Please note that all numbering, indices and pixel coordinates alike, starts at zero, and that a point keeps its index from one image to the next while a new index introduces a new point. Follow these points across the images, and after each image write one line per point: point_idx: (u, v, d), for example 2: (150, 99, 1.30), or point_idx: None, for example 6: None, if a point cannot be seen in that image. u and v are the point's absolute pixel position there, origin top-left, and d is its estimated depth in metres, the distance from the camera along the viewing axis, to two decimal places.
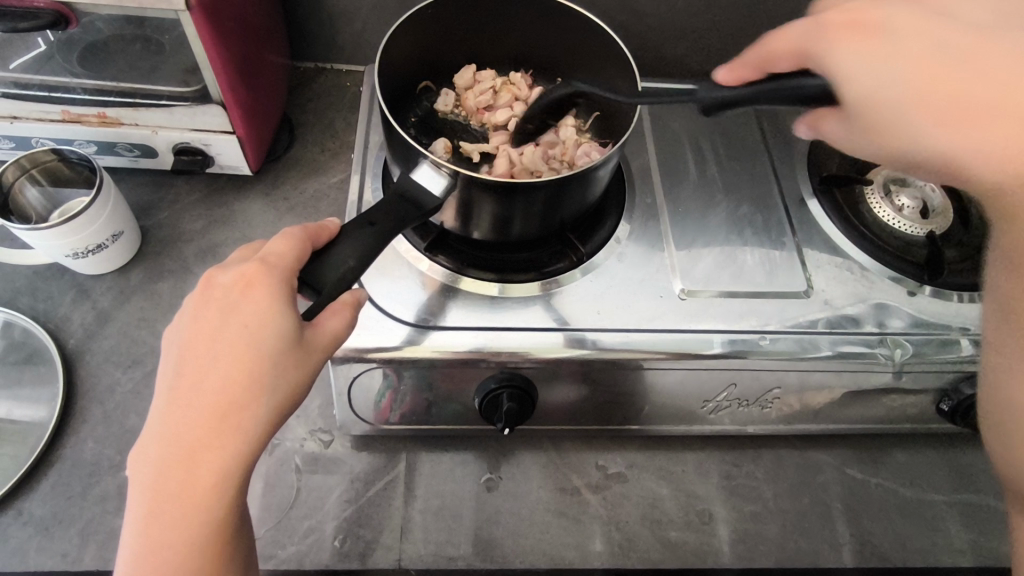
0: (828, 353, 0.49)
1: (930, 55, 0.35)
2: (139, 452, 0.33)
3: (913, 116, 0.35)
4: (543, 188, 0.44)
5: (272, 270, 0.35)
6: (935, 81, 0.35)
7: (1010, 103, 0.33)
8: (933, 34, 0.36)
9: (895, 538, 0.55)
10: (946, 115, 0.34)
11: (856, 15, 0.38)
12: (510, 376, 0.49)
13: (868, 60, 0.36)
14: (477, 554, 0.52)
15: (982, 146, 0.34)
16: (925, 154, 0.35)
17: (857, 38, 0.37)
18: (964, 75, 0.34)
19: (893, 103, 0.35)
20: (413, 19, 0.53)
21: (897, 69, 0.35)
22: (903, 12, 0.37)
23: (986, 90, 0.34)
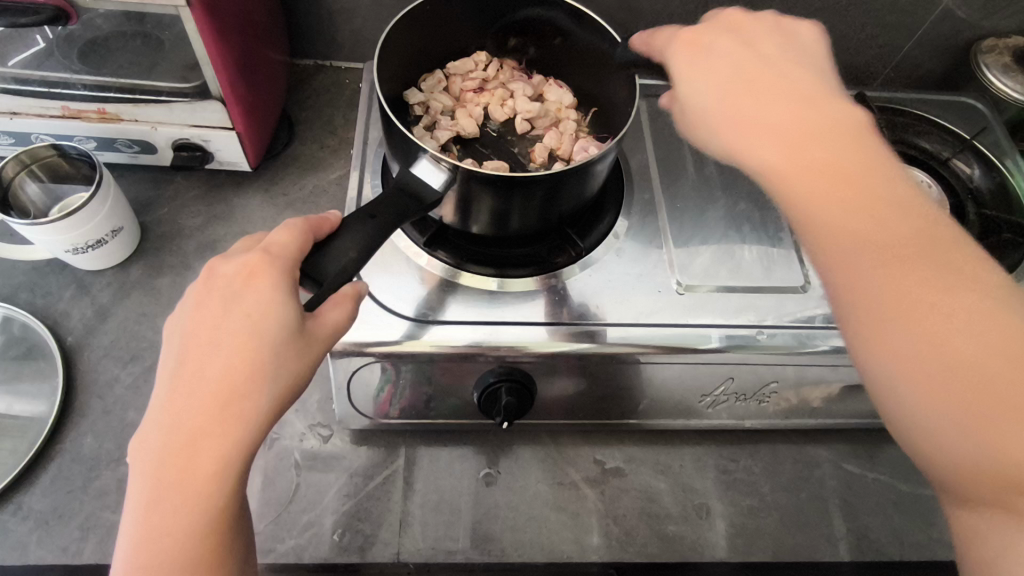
0: (825, 348, 0.50)
1: (739, 78, 0.41)
2: (142, 440, 0.33)
3: (717, 121, 0.41)
4: (542, 182, 0.44)
5: (274, 261, 0.36)
6: (734, 99, 0.40)
7: (785, 123, 0.38)
8: (742, 63, 0.41)
9: (892, 533, 0.55)
10: (744, 120, 0.39)
11: (695, 35, 0.44)
12: (509, 370, 0.49)
13: (685, 74, 0.43)
14: (475, 548, 0.52)
15: (761, 150, 0.38)
16: (719, 150, 0.40)
17: (684, 52, 0.43)
18: (778, 93, 0.40)
19: (708, 117, 0.41)
20: (411, 15, 0.53)
21: (704, 83, 0.42)
22: (731, 41, 0.43)
23: (762, 106, 0.39)
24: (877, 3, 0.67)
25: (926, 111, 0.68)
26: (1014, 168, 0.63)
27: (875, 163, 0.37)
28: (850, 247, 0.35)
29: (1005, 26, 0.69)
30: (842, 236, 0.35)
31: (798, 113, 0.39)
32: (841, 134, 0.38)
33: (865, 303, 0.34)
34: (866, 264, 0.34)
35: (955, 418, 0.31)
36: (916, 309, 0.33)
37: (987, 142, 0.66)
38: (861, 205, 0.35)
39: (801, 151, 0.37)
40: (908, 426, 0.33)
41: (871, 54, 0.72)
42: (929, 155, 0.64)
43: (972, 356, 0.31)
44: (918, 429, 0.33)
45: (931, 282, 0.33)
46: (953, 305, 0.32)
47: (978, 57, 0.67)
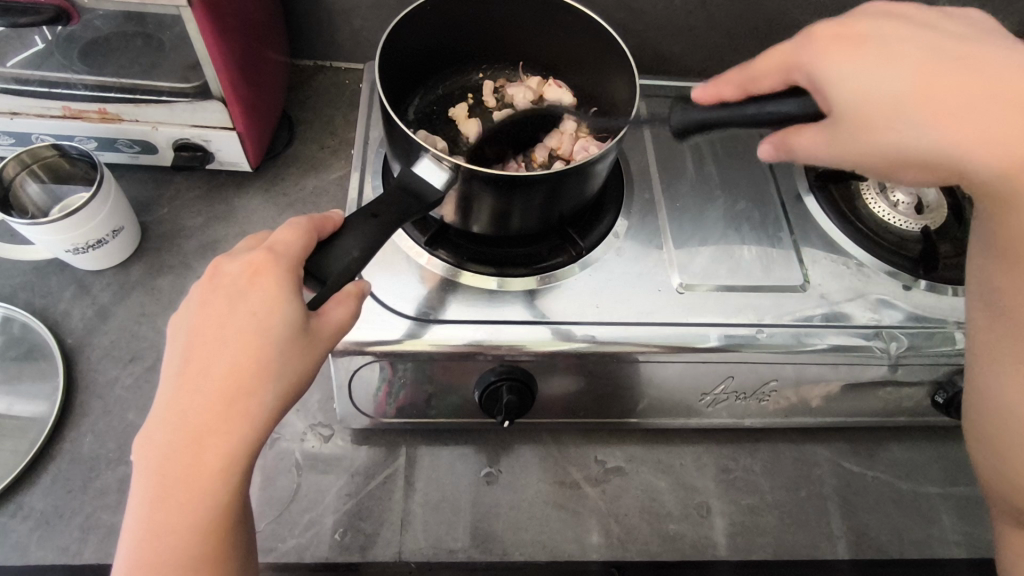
0: (825, 346, 0.50)
1: (925, 65, 0.37)
2: (146, 436, 0.33)
3: (927, 110, 0.36)
4: (543, 182, 0.44)
5: (279, 259, 0.36)
6: (926, 89, 0.37)
7: (1006, 120, 0.36)
8: (915, 49, 0.38)
9: (891, 531, 0.55)
10: (949, 114, 0.36)
11: (842, 28, 0.40)
12: (510, 369, 0.49)
13: (841, 70, 0.38)
14: (477, 547, 0.52)
15: (982, 147, 0.36)
16: (911, 152, 0.37)
17: (831, 48, 0.39)
18: (952, 80, 0.36)
19: (897, 109, 0.37)
20: (411, 17, 0.53)
21: (896, 73, 0.37)
22: (876, 29, 0.40)
23: (971, 112, 0.36)
24: None
25: None
26: None
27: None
28: (1018, 274, 0.37)
29: (1001, 27, 0.70)
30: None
31: (1015, 101, 0.36)
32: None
33: (1010, 329, 0.38)
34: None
35: (1022, 433, 0.38)
36: None
37: None
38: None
39: (1020, 141, 0.35)
40: (975, 423, 0.41)
41: None
42: None
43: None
44: (998, 428, 0.39)
45: None
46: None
47: None
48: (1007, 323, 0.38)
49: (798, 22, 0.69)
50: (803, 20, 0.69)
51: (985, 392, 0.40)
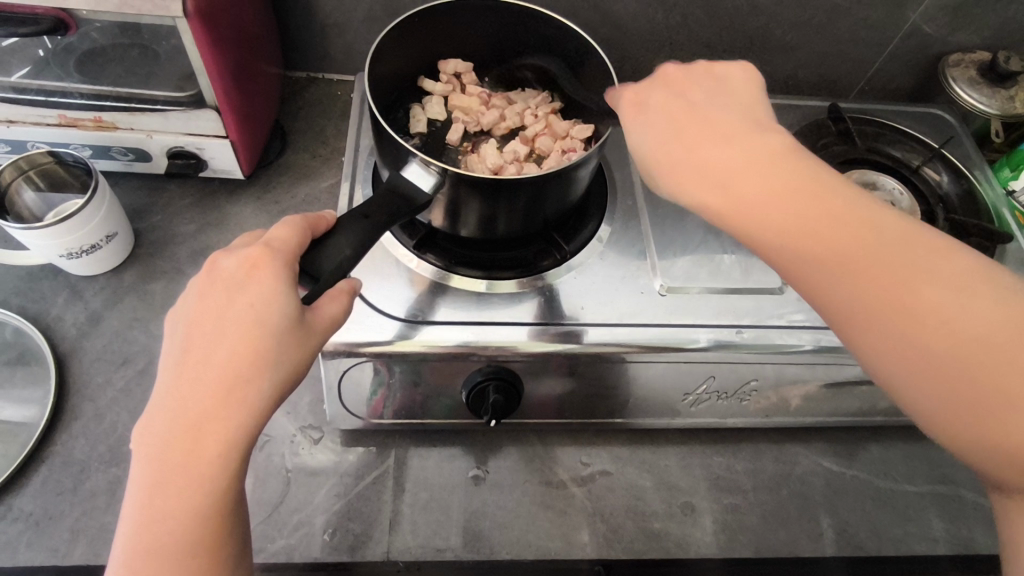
0: (803, 347, 0.52)
1: (673, 127, 0.41)
2: (145, 427, 0.34)
3: (671, 164, 0.40)
4: (528, 186, 0.46)
5: (275, 255, 0.37)
6: (672, 145, 0.40)
7: (726, 161, 0.38)
8: (677, 113, 0.41)
9: (872, 528, 0.56)
10: (693, 168, 0.39)
11: (639, 96, 0.44)
12: (497, 370, 0.50)
13: (631, 129, 0.43)
14: (465, 546, 0.53)
15: (702, 190, 0.38)
16: (672, 197, 0.40)
17: (628, 111, 0.43)
18: (714, 136, 0.39)
19: (662, 159, 0.40)
20: (401, 27, 0.55)
21: (647, 136, 0.41)
22: (662, 92, 0.43)
23: (736, 166, 0.38)
24: (849, 18, 0.70)
25: (899, 122, 0.71)
26: (982, 177, 0.66)
27: (808, 172, 0.37)
28: (859, 297, 0.35)
29: (971, 41, 0.72)
30: (836, 291, 0.35)
31: (735, 155, 0.38)
32: (777, 163, 0.38)
33: (879, 339, 0.34)
34: (878, 311, 0.34)
35: (948, 414, 0.33)
36: (932, 325, 0.33)
37: (955, 153, 0.69)
38: (830, 244, 0.35)
39: (758, 182, 0.37)
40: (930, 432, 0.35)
41: (845, 67, 0.75)
42: (899, 163, 0.66)
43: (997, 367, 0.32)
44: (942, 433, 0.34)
45: (900, 302, 0.34)
46: (947, 289, 0.34)
47: (945, 71, 0.69)
48: (885, 326, 0.34)
49: (777, 37, 0.71)
50: (781, 34, 0.71)
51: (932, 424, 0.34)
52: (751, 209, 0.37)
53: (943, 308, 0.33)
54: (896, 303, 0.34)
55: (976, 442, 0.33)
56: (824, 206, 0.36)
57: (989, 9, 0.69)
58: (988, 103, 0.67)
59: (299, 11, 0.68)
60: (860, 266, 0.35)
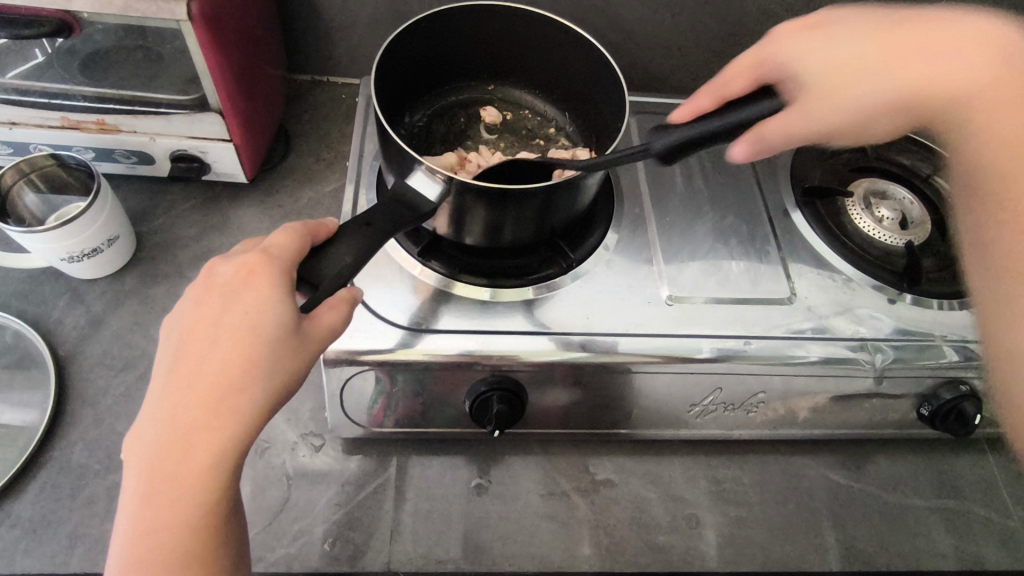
0: (811, 358, 0.51)
1: (875, 28, 0.45)
2: (136, 435, 0.34)
3: (875, 65, 0.44)
4: (534, 195, 0.45)
5: (273, 262, 0.37)
6: (879, 48, 0.44)
7: (927, 60, 0.43)
8: (892, 29, 0.45)
9: (880, 543, 0.56)
10: (889, 57, 0.44)
11: (818, 20, 0.48)
12: (501, 379, 0.49)
13: (815, 43, 0.46)
14: (466, 558, 0.52)
15: (902, 75, 0.44)
16: (877, 100, 0.45)
17: (801, 33, 0.48)
18: (914, 49, 0.44)
19: (866, 65, 0.45)
20: (406, 33, 0.54)
21: (848, 41, 0.46)
22: (863, 19, 0.47)
23: (952, 77, 0.42)
24: None
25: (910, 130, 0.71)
26: None
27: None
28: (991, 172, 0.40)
29: None
30: (986, 171, 0.40)
31: (959, 67, 0.42)
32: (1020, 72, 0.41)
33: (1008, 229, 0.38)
34: (1005, 203, 0.38)
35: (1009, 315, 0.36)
36: None
37: None
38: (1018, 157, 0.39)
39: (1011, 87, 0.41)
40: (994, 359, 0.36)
41: None
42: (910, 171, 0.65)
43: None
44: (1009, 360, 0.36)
45: None
46: None
47: None
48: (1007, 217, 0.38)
49: None
50: None
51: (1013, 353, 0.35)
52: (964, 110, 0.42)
53: None
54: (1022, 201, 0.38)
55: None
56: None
57: None
58: None
59: (305, 14, 0.67)
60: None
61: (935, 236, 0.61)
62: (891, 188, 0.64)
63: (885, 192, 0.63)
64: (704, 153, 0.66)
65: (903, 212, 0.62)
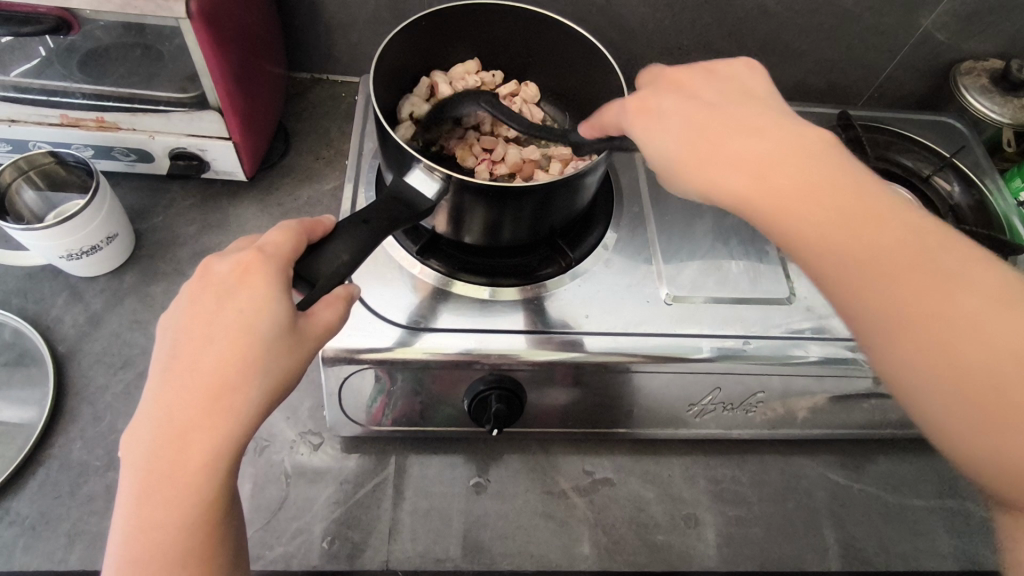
0: (810, 358, 0.51)
1: (689, 123, 0.38)
2: (133, 434, 0.34)
3: (690, 163, 0.37)
4: (533, 194, 0.45)
5: (270, 260, 0.37)
6: (697, 146, 0.37)
7: (735, 154, 0.36)
8: (692, 110, 0.39)
9: (878, 543, 0.56)
10: (711, 155, 0.37)
11: (645, 100, 0.41)
12: (499, 378, 0.49)
13: (644, 133, 0.40)
14: (465, 557, 0.52)
15: (726, 186, 0.36)
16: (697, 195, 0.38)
17: (637, 115, 0.40)
18: (731, 126, 0.37)
19: (687, 158, 0.37)
20: (407, 32, 0.54)
21: (662, 137, 0.39)
22: (678, 96, 0.40)
23: (783, 172, 0.35)
24: (860, 25, 0.69)
25: (911, 130, 0.71)
26: (994, 186, 0.65)
27: (824, 168, 0.35)
28: (850, 278, 0.34)
29: (985, 50, 0.71)
30: (844, 290, 0.34)
31: (765, 142, 0.36)
32: (827, 164, 0.36)
33: (877, 327, 0.33)
34: (870, 304, 0.33)
35: (956, 419, 0.31)
36: (953, 313, 0.32)
37: (966, 161, 0.68)
38: (865, 267, 0.33)
39: (785, 174, 0.35)
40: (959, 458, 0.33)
41: (856, 74, 0.74)
42: (911, 171, 0.65)
43: (982, 364, 0.31)
44: (949, 436, 0.32)
45: (894, 297, 0.33)
46: (961, 298, 0.32)
47: (957, 79, 0.69)
48: (885, 316, 0.33)
49: (786, 42, 0.70)
50: (791, 39, 0.70)
51: (966, 454, 0.32)
52: (799, 222, 0.34)
53: (969, 296, 0.32)
54: (905, 292, 0.32)
55: (1008, 457, 0.30)
56: (868, 205, 0.34)
57: (1002, 18, 0.68)
58: (1003, 112, 0.66)
59: (305, 12, 0.67)
60: (881, 263, 0.33)
61: None
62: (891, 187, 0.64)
63: None
64: None
65: None
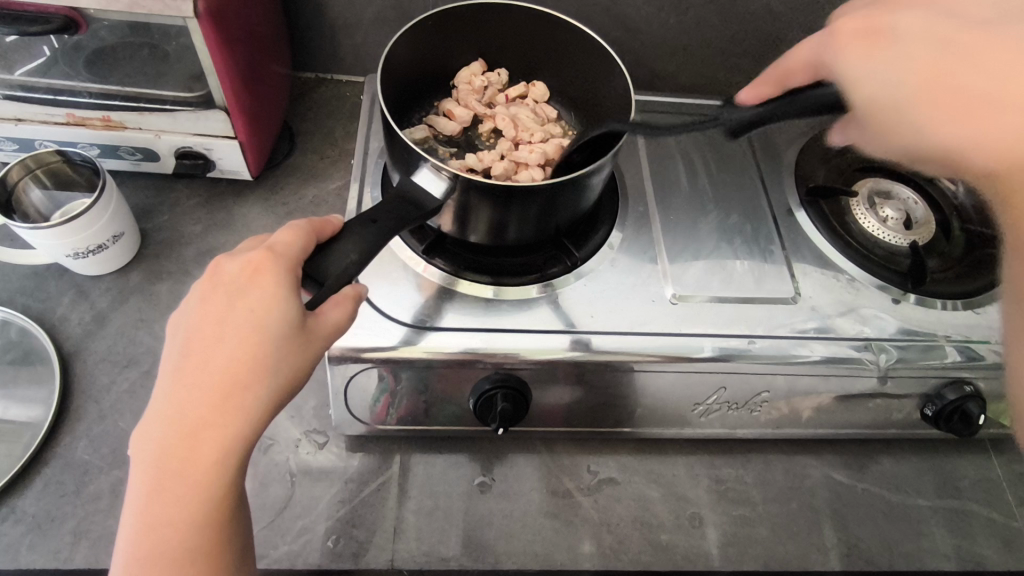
0: (814, 358, 0.51)
1: (934, 60, 0.36)
2: (143, 431, 0.34)
3: (918, 111, 0.37)
4: (539, 193, 0.45)
5: (280, 259, 0.37)
6: (931, 91, 0.36)
7: (973, 97, 0.35)
8: (952, 40, 0.37)
9: (882, 543, 0.56)
10: (996, 101, 0.35)
11: (868, 20, 0.40)
12: (505, 377, 0.49)
13: (862, 65, 0.39)
14: (469, 555, 0.52)
15: (1000, 139, 0.34)
16: (924, 145, 0.37)
17: (859, 45, 0.39)
18: (1003, 65, 0.35)
19: (928, 95, 0.36)
20: (412, 32, 0.54)
21: (891, 71, 0.38)
22: (918, 15, 0.38)
23: (1009, 111, 0.34)
24: None
25: None
26: None
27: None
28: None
29: None
30: None
31: None
32: None
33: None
34: None
35: None
36: None
37: None
38: None
39: None
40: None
41: None
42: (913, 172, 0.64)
43: None
44: None
45: None
46: None
47: None
48: None
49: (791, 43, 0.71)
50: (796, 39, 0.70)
51: None
52: None
53: None
54: None
55: None
56: None
57: None
58: None
59: (310, 12, 0.68)
60: None
61: (939, 238, 0.61)
62: (896, 188, 0.64)
63: (890, 192, 0.63)
64: (708, 152, 0.66)
65: (907, 212, 0.62)
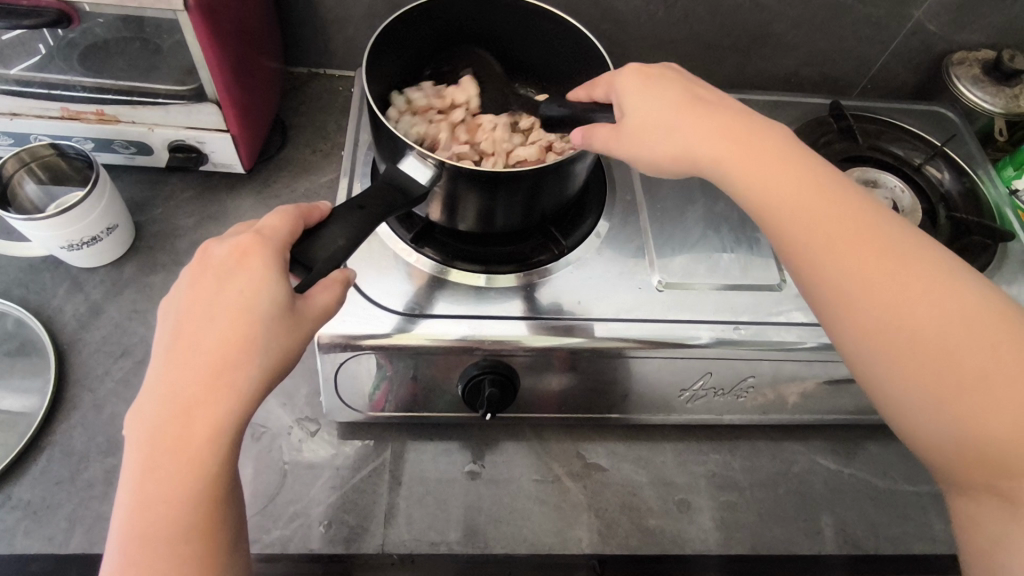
0: (798, 342, 0.51)
1: (684, 98, 0.44)
2: (139, 411, 0.35)
3: (671, 130, 0.43)
4: (523, 180, 0.46)
5: (267, 243, 0.37)
6: (680, 118, 0.43)
7: (730, 142, 0.41)
8: (689, 89, 0.45)
9: (869, 526, 0.56)
10: (703, 134, 0.42)
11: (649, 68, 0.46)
12: (493, 364, 0.50)
13: (636, 93, 0.44)
14: (461, 540, 0.53)
15: (725, 165, 0.41)
16: (670, 159, 0.43)
17: (635, 80, 0.45)
18: (721, 109, 0.43)
19: (669, 124, 0.43)
20: (397, 22, 0.55)
21: (654, 101, 0.44)
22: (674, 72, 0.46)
23: (748, 152, 0.41)
24: (851, 17, 0.69)
25: (904, 119, 0.71)
26: (985, 175, 0.66)
27: (824, 179, 0.40)
28: (820, 258, 0.38)
29: (975, 40, 0.72)
30: (815, 257, 0.38)
31: (753, 137, 0.42)
32: (788, 148, 0.41)
33: (839, 290, 0.38)
34: (834, 257, 0.38)
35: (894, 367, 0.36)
36: (880, 262, 0.37)
37: (958, 151, 0.69)
38: (815, 229, 0.39)
39: (764, 161, 0.41)
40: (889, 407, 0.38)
41: (848, 66, 0.75)
42: (901, 161, 0.66)
43: (892, 313, 0.36)
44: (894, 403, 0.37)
45: (842, 255, 0.38)
46: (902, 269, 0.37)
47: (949, 69, 0.69)
48: (835, 267, 0.38)
49: (778, 34, 0.71)
50: (782, 31, 0.71)
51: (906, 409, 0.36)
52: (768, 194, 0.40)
53: (880, 247, 0.38)
54: (829, 244, 0.38)
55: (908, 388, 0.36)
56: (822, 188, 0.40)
57: (991, 9, 0.68)
58: (995, 101, 0.67)
59: (301, 6, 0.68)
60: (822, 227, 0.39)
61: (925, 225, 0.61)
62: (883, 177, 0.64)
63: (877, 181, 0.64)
64: None
65: (895, 201, 0.63)
